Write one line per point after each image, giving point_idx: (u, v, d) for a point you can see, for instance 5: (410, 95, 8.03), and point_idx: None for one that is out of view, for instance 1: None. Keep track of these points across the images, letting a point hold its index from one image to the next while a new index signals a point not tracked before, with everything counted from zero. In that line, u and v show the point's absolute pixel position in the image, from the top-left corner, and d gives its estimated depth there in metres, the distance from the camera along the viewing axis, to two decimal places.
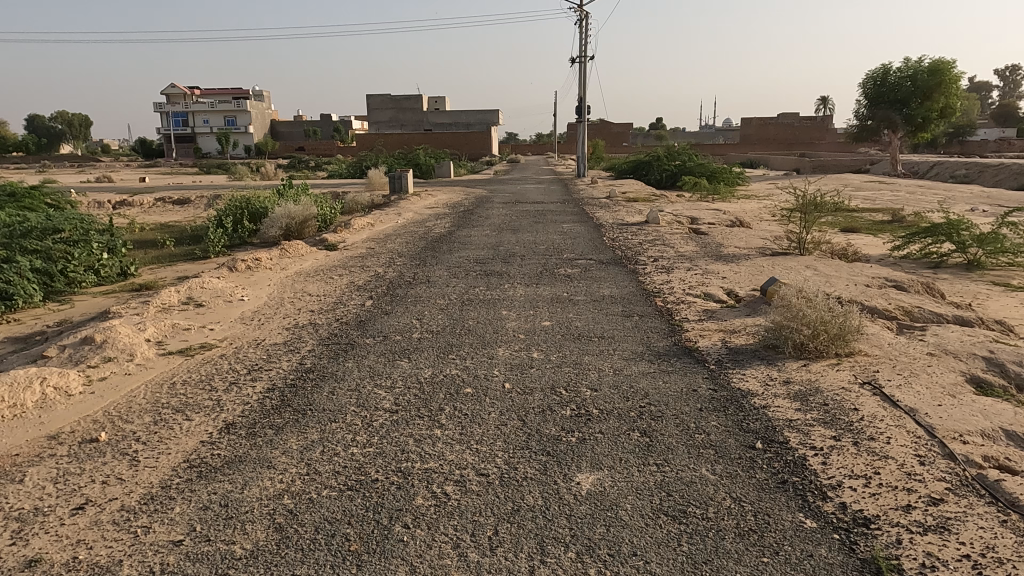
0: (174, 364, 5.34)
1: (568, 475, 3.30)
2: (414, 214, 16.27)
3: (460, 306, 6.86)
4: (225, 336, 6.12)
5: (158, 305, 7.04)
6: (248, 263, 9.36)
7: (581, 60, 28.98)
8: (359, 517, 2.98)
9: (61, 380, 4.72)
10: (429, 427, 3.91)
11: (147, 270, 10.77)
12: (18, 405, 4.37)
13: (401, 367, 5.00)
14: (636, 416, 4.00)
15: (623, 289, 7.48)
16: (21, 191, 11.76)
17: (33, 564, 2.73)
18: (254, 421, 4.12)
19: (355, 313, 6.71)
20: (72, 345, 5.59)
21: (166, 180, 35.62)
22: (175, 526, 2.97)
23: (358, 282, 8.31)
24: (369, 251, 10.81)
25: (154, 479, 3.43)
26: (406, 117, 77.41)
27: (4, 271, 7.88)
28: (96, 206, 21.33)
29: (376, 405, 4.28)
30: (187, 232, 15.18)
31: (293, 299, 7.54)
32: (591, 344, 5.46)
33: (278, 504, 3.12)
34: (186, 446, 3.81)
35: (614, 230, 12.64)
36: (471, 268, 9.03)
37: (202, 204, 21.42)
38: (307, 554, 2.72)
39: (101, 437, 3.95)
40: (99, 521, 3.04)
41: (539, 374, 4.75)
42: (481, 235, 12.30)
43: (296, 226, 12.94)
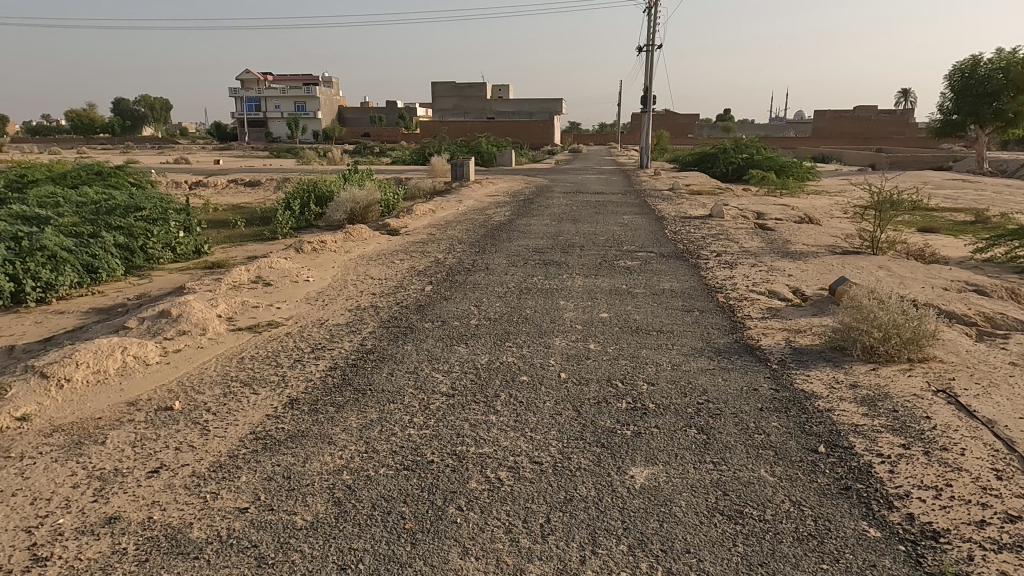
0: (243, 340, 5.56)
1: (622, 468, 3.28)
2: (475, 202, 16.42)
3: (519, 295, 6.88)
4: (291, 315, 6.33)
5: (230, 283, 7.33)
6: (314, 245, 9.64)
7: (648, 49, 28.56)
8: (415, 496, 3.04)
9: (140, 350, 4.99)
10: (484, 412, 3.96)
11: (220, 249, 11.22)
12: (101, 371, 4.65)
13: (458, 352, 5.06)
14: (693, 412, 3.94)
15: (684, 283, 7.35)
16: (107, 170, 12.49)
17: (113, 521, 2.91)
18: (316, 397, 4.26)
19: (415, 298, 6.81)
20: (150, 318, 5.88)
21: (239, 163, 37.34)
22: (241, 494, 3.11)
23: (419, 267, 8.45)
24: (430, 237, 11.00)
25: (222, 449, 3.59)
26: (470, 105, 77.94)
27: (90, 246, 8.40)
28: (174, 185, 22.45)
29: (433, 388, 4.35)
30: (257, 213, 15.77)
31: (355, 282, 7.72)
32: (649, 338, 5.38)
33: (337, 479, 3.23)
34: (253, 418, 3.97)
35: (677, 224, 12.39)
36: (530, 256, 9.03)
37: (272, 186, 22.23)
38: (364, 529, 2.80)
39: (176, 405, 4.17)
40: (172, 485, 3.21)
41: (595, 366, 4.73)
42: (540, 224, 12.31)
43: (360, 211, 13.23)
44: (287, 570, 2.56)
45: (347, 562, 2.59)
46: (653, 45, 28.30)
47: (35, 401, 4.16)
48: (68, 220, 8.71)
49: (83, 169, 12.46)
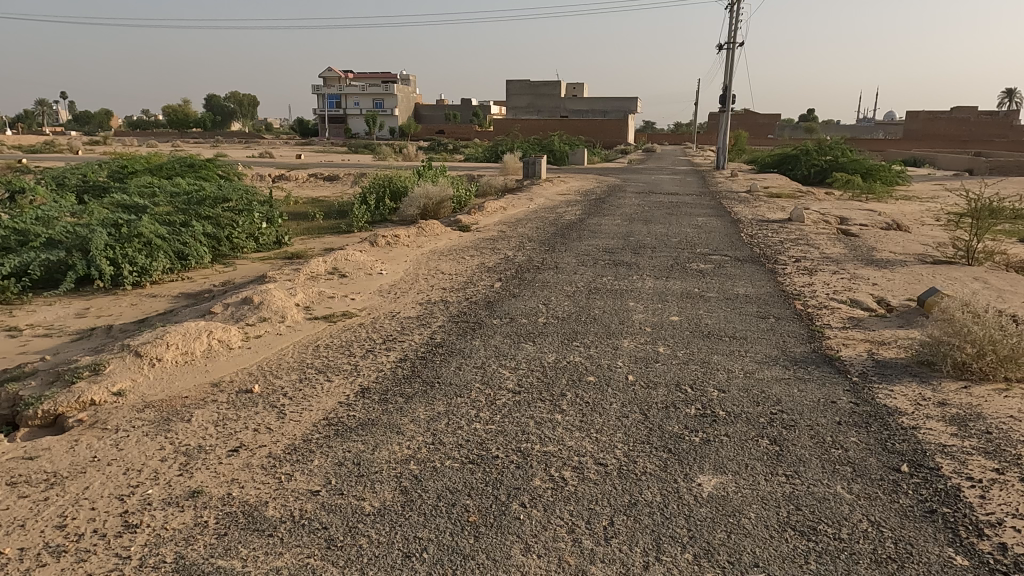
0: (319, 329, 5.77)
1: (689, 476, 3.21)
2: (546, 200, 16.42)
3: (587, 295, 6.84)
4: (364, 307, 6.51)
5: (308, 273, 7.61)
6: (388, 240, 9.89)
7: (728, 47, 27.80)
8: (479, 490, 3.08)
9: (224, 334, 5.24)
10: (550, 411, 3.96)
11: (299, 240, 11.65)
12: (188, 353, 4.93)
13: (526, 350, 5.08)
14: (766, 422, 3.81)
15: (760, 289, 7.12)
16: (199, 163, 13.20)
17: (196, 495, 3.07)
18: (386, 387, 4.37)
19: (484, 294, 6.88)
20: (234, 304, 6.17)
21: (319, 157, 38.76)
22: (313, 477, 3.23)
23: (488, 264, 8.52)
24: (501, 234, 11.08)
25: (297, 432, 3.73)
26: (544, 103, 78.03)
27: (182, 234, 8.89)
28: (259, 178, 23.50)
29: (500, 384, 4.39)
30: (335, 206, 16.30)
31: (426, 276, 7.86)
32: (721, 344, 5.25)
33: (405, 468, 3.30)
34: (326, 405, 4.11)
35: (753, 227, 12.01)
36: (600, 256, 8.96)
37: (349, 180, 22.93)
38: (429, 519, 2.86)
39: (255, 388, 4.36)
40: (250, 464, 3.37)
41: (664, 370, 4.64)
42: (611, 223, 12.20)
43: (433, 207, 13.47)
44: (354, 553, 2.63)
45: (411, 550, 2.65)
46: (734, 42, 27.49)
47: (130, 377, 4.45)
48: (163, 209, 9.26)
49: (177, 162, 13.22)
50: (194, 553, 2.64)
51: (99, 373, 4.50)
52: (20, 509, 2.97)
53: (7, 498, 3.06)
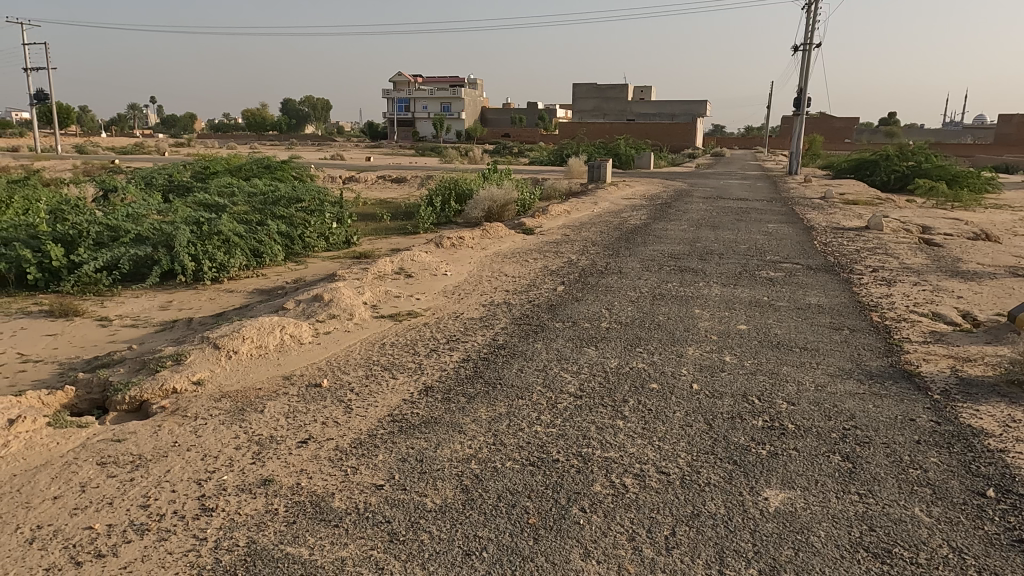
0: (385, 327, 5.91)
1: (755, 489, 3.12)
2: (610, 204, 16.29)
3: (652, 300, 6.75)
4: (429, 307, 6.63)
5: (375, 272, 7.80)
6: (453, 241, 10.02)
7: (804, 48, 26.89)
8: (539, 493, 3.08)
9: (296, 330, 5.44)
10: (612, 417, 3.92)
11: (367, 240, 11.96)
12: (262, 347, 5.13)
13: (588, 354, 5.06)
14: (838, 438, 3.66)
15: (834, 299, 6.85)
16: (275, 164, 13.75)
17: (267, 483, 3.20)
18: (449, 386, 4.44)
19: (547, 297, 6.88)
20: (306, 300, 6.38)
21: (388, 160, 39.72)
22: (377, 471, 3.31)
23: (552, 267, 8.52)
24: (564, 238, 11.06)
25: (363, 427, 3.83)
26: (610, 107, 77.44)
27: (258, 233, 9.29)
28: (330, 180, 24.30)
29: (561, 388, 4.38)
30: (402, 208, 16.66)
31: (490, 278, 7.93)
32: (792, 355, 5.08)
33: (466, 467, 3.34)
34: (391, 401, 4.21)
35: (827, 234, 11.57)
36: (665, 262, 8.82)
37: (416, 182, 23.41)
38: (489, 519, 2.88)
39: (324, 383, 4.51)
40: (318, 456, 3.48)
41: (730, 379, 4.53)
42: (677, 229, 11.99)
43: (497, 209, 13.59)
44: (415, 549, 2.68)
45: (471, 548, 2.68)
46: (810, 42, 26.57)
47: (209, 368, 4.68)
48: (241, 208, 9.69)
49: (255, 163, 13.80)
50: (265, 539, 2.75)
51: (181, 363, 4.75)
52: (108, 487, 3.17)
53: (96, 477, 3.27)
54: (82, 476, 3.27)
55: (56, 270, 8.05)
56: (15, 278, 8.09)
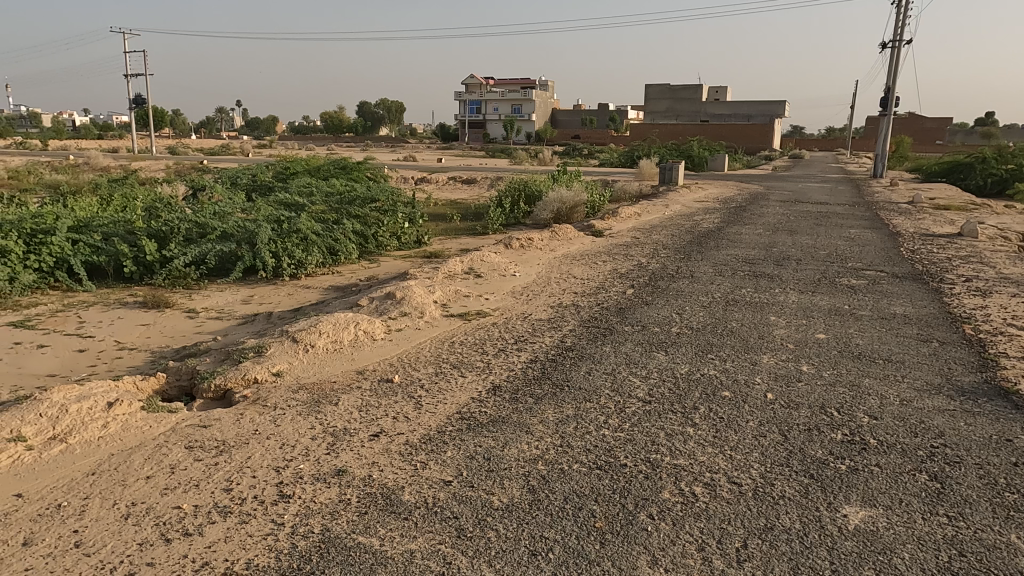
0: (454, 326, 6.00)
1: (833, 505, 3.00)
2: (682, 207, 15.99)
3: (725, 306, 6.58)
4: (498, 307, 6.69)
5: (446, 272, 7.92)
6: (522, 242, 10.07)
7: (894, 46, 25.57)
8: (605, 497, 3.06)
9: (370, 326, 5.59)
10: (681, 424, 3.85)
11: (438, 240, 12.17)
12: (338, 341, 5.31)
13: (657, 359, 4.99)
14: (925, 456, 3.47)
15: (922, 310, 6.49)
16: (351, 164, 14.21)
17: (341, 474, 3.31)
18: (517, 387, 4.47)
19: (616, 301, 6.81)
20: (379, 298, 6.55)
21: (458, 162, 40.35)
22: (446, 467, 3.37)
23: (622, 270, 8.44)
24: (634, 240, 10.94)
25: (432, 423, 3.91)
26: (683, 108, 75.81)
27: (335, 231, 9.61)
28: (402, 180, 24.92)
29: (630, 392, 4.33)
30: (472, 208, 16.87)
31: (559, 279, 7.93)
32: (875, 367, 4.84)
33: (533, 467, 3.35)
34: (460, 399, 4.27)
35: (916, 241, 10.96)
36: (739, 267, 8.58)
37: (485, 184, 23.67)
38: (555, 520, 2.88)
39: (395, 378, 4.63)
40: (389, 450, 3.57)
41: (808, 391, 4.36)
42: (753, 233, 11.64)
43: (566, 211, 13.60)
44: (482, 545, 2.71)
45: (537, 549, 2.68)
46: (900, 40, 25.29)
47: (288, 360, 4.88)
48: (319, 208, 10.05)
49: (332, 164, 14.28)
50: (338, 528, 2.85)
51: (262, 355, 4.97)
52: (195, 470, 3.35)
53: (184, 460, 3.46)
54: (172, 458, 3.48)
55: (150, 264, 8.57)
56: (113, 271, 8.65)
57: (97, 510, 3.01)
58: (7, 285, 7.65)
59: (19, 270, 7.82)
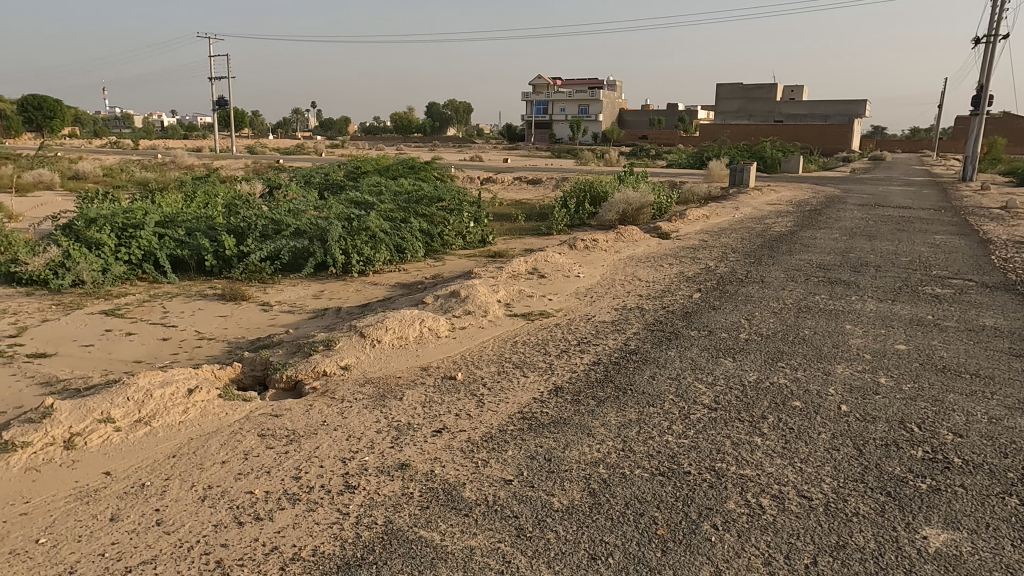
0: (517, 326, 6.02)
1: (911, 526, 2.85)
2: (753, 209, 15.52)
3: (797, 313, 6.35)
4: (561, 308, 6.67)
5: (510, 271, 7.96)
6: (587, 243, 10.00)
7: (989, 41, 24.02)
8: (668, 504, 3.00)
9: (434, 323, 5.68)
10: (748, 433, 3.74)
11: (502, 240, 12.24)
12: (403, 337, 5.41)
13: (724, 365, 4.86)
14: (1016, 478, 3.25)
15: (1014, 323, 6.08)
16: (419, 164, 14.46)
17: (404, 467, 3.37)
18: (579, 388, 4.44)
19: (682, 304, 6.68)
20: (443, 296, 6.63)
21: (524, 162, 40.45)
22: (507, 466, 3.38)
23: (688, 273, 8.27)
24: (702, 243, 10.70)
25: (494, 422, 3.93)
26: (756, 108, 72.97)
27: (402, 229, 9.80)
28: (468, 180, 25.18)
29: (695, 399, 4.23)
30: (536, 208, 16.89)
31: (623, 282, 7.84)
32: (960, 382, 4.56)
33: (594, 471, 3.33)
34: (522, 399, 4.28)
35: (1009, 249, 10.28)
36: (813, 273, 8.27)
37: (550, 184, 23.62)
38: (616, 525, 2.85)
39: (458, 375, 4.68)
40: (451, 446, 3.62)
41: (886, 404, 4.15)
42: (828, 238, 11.19)
43: (632, 213, 13.42)
44: (542, 546, 2.71)
45: (597, 553, 2.66)
46: (996, 35, 23.75)
47: (355, 355, 5.01)
48: (387, 207, 10.28)
49: (401, 163, 14.56)
50: (400, 520, 2.91)
51: (331, 348, 5.12)
52: (267, 457, 3.48)
53: (257, 447, 3.61)
54: (246, 445, 3.63)
55: (228, 258, 8.97)
56: (195, 264, 9.11)
57: (177, 491, 3.17)
58: (100, 277, 8.17)
59: (111, 262, 8.35)
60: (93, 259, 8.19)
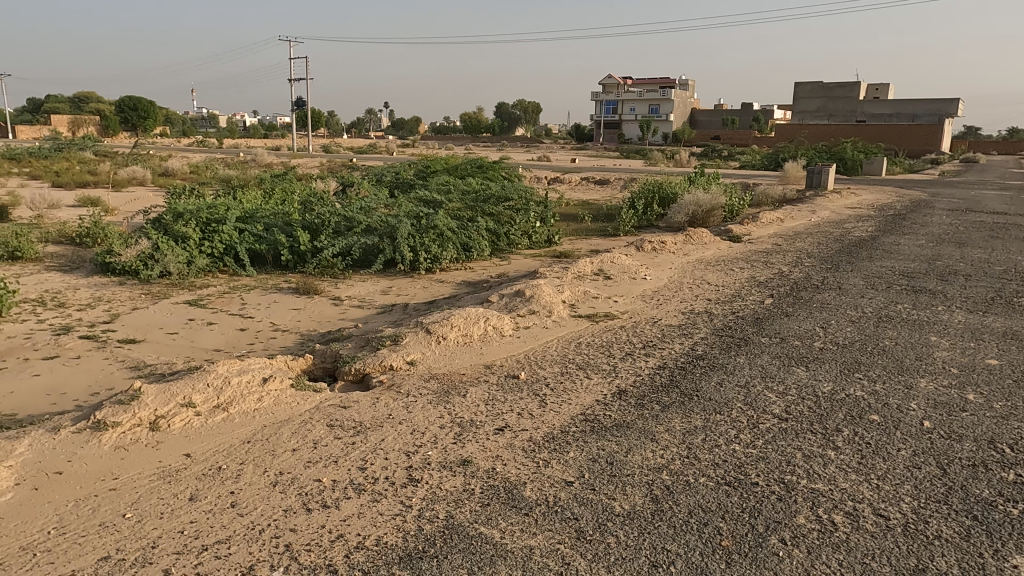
0: (582, 327, 5.98)
1: (1000, 553, 2.67)
2: (831, 213, 14.89)
3: (876, 322, 6.05)
4: (626, 310, 6.59)
5: (576, 272, 7.92)
6: (654, 245, 9.84)
7: None
8: (734, 515, 2.92)
9: (498, 322, 5.71)
10: (822, 446, 3.59)
11: (568, 240, 12.18)
12: (468, 335, 5.47)
13: (796, 375, 4.68)
14: None
15: None
16: (487, 164, 14.58)
17: (465, 464, 3.41)
18: (643, 392, 4.38)
19: (753, 310, 6.48)
20: (508, 295, 6.66)
21: (592, 162, 40.16)
22: (568, 468, 3.37)
23: (760, 278, 8.01)
24: (775, 247, 10.35)
25: (557, 422, 3.92)
26: (836, 108, 70.03)
27: (469, 228, 9.90)
28: (535, 180, 25.19)
29: (764, 408, 4.09)
30: (603, 209, 16.74)
31: (691, 285, 7.67)
32: None
33: (657, 477, 3.27)
34: (585, 401, 4.26)
35: None
36: (895, 280, 7.86)
37: (619, 184, 23.36)
38: (678, 533, 2.79)
39: (521, 375, 4.70)
40: (513, 445, 3.63)
41: (974, 422, 3.90)
42: (913, 244, 10.61)
43: (702, 215, 13.10)
44: (602, 550, 2.69)
45: (659, 560, 2.62)
46: None
47: (421, 350, 5.10)
48: (455, 205, 10.41)
49: (469, 163, 14.71)
50: (461, 516, 2.94)
51: (398, 343, 5.23)
52: (334, 448, 3.59)
53: (326, 437, 3.72)
54: (315, 434, 3.76)
55: (302, 253, 9.29)
56: (272, 259, 9.49)
57: (250, 475, 3.31)
58: (185, 268, 8.63)
59: (195, 255, 8.79)
60: (179, 252, 8.65)
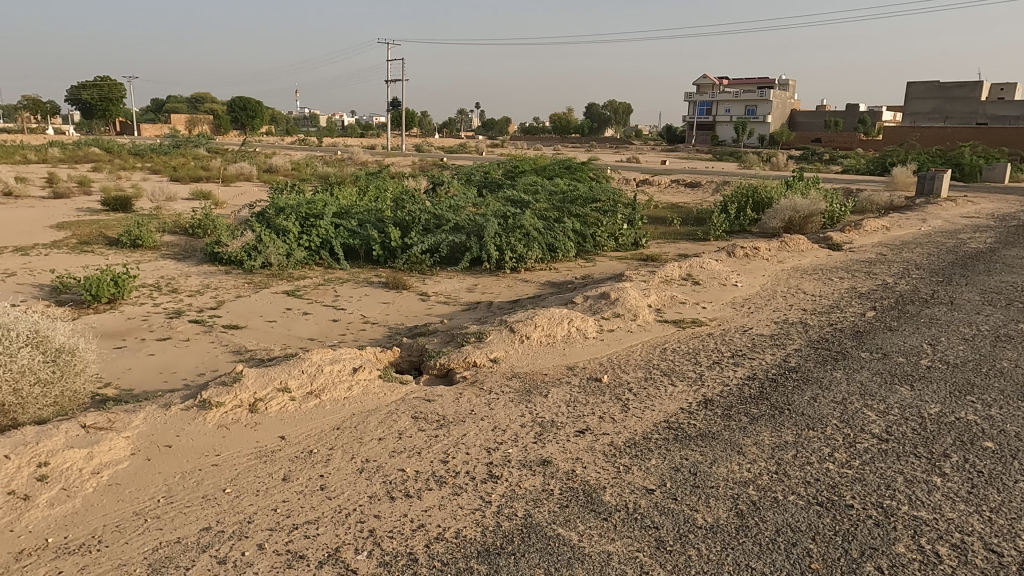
0: (668, 332, 5.86)
1: None
2: (944, 222, 13.87)
3: (993, 341, 5.59)
4: (715, 317, 6.40)
5: (663, 276, 7.76)
6: (747, 251, 9.50)
7: None
8: (825, 537, 2.78)
9: (582, 323, 5.67)
10: (926, 471, 3.35)
11: (656, 243, 11.96)
12: (551, 335, 5.47)
13: (900, 394, 4.39)
14: None
15: None
16: (575, 164, 14.52)
17: (545, 464, 3.41)
18: (730, 403, 4.23)
19: (852, 322, 6.14)
20: (593, 297, 6.61)
21: (683, 164, 39.18)
22: (650, 475, 3.30)
23: (861, 289, 7.57)
24: (879, 257, 9.75)
25: (639, 428, 3.86)
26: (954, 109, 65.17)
27: (556, 229, 9.89)
28: (624, 181, 24.84)
29: (863, 427, 3.87)
30: (693, 213, 16.31)
31: (785, 294, 7.36)
32: None
33: (743, 491, 3.16)
34: (668, 408, 4.16)
35: None
36: (1016, 297, 7.23)
37: (711, 187, 22.67)
38: (764, 551, 2.69)
39: (604, 378, 4.65)
40: (593, 448, 3.60)
41: None
42: None
43: (799, 221, 12.46)
44: (682, 561, 2.62)
45: None
46: None
47: (504, 349, 5.15)
48: (542, 206, 10.45)
49: (558, 164, 14.70)
50: (540, 515, 2.94)
51: (482, 340, 5.30)
52: (418, 439, 3.68)
53: (410, 428, 3.83)
54: (400, 425, 3.87)
55: (393, 249, 9.59)
56: (364, 253, 9.85)
57: (339, 460, 3.45)
58: (285, 260, 9.10)
59: (294, 247, 9.24)
60: (280, 244, 9.13)
